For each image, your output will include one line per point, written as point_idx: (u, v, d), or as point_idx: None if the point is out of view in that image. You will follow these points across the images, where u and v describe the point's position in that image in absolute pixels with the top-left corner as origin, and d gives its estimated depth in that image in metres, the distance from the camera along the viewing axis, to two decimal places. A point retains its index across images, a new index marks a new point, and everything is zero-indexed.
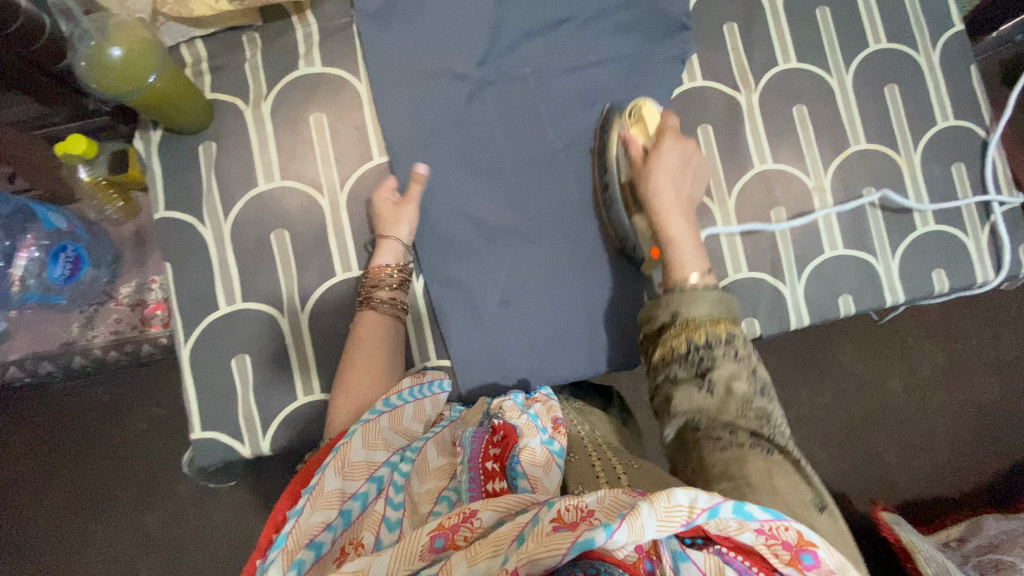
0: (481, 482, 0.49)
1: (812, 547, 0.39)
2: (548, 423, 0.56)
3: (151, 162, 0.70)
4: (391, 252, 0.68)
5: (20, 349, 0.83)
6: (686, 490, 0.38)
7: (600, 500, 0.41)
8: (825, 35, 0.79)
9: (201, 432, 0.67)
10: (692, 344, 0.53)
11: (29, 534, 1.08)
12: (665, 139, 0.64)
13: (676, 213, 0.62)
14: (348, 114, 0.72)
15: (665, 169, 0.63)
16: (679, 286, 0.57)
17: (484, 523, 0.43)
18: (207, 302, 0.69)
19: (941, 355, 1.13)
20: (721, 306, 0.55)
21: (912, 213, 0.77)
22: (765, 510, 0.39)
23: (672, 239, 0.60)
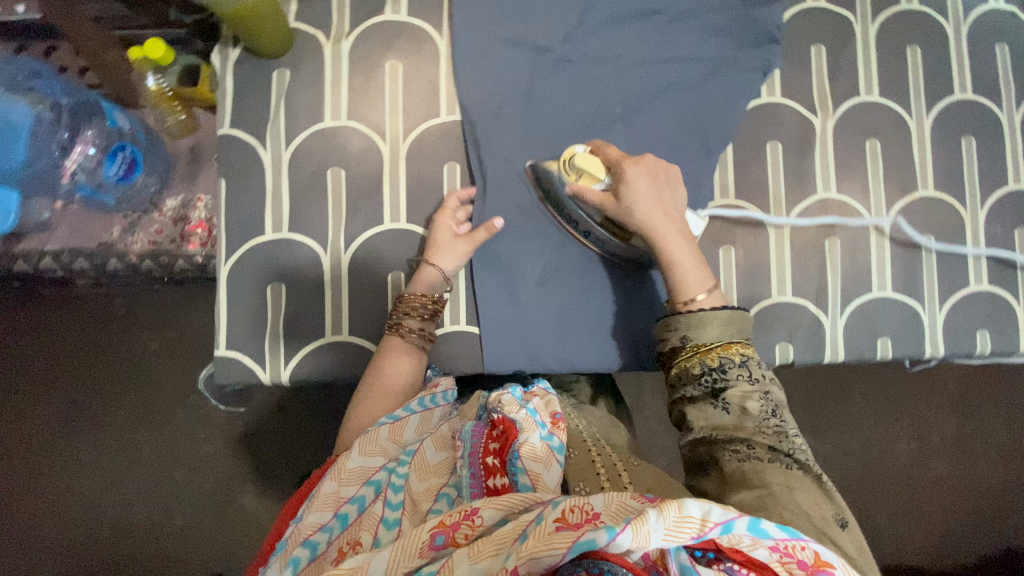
0: (482, 477, 0.49)
1: (829, 568, 0.37)
2: (548, 418, 0.53)
3: (224, 79, 0.70)
4: (428, 280, 0.67)
5: (58, 241, 0.84)
6: (698, 502, 0.38)
7: (607, 503, 0.40)
8: (911, 75, 0.78)
9: (224, 351, 0.68)
10: (704, 366, 0.53)
11: (31, 426, 1.10)
12: (629, 159, 0.62)
13: (668, 233, 0.60)
14: (424, 67, 0.72)
15: (637, 200, 0.60)
16: (685, 309, 0.57)
17: (484, 521, 0.43)
18: (253, 225, 0.69)
19: (958, 423, 1.11)
20: (732, 327, 0.55)
21: (966, 270, 0.76)
22: (781, 528, 0.38)
23: (672, 260, 0.59)
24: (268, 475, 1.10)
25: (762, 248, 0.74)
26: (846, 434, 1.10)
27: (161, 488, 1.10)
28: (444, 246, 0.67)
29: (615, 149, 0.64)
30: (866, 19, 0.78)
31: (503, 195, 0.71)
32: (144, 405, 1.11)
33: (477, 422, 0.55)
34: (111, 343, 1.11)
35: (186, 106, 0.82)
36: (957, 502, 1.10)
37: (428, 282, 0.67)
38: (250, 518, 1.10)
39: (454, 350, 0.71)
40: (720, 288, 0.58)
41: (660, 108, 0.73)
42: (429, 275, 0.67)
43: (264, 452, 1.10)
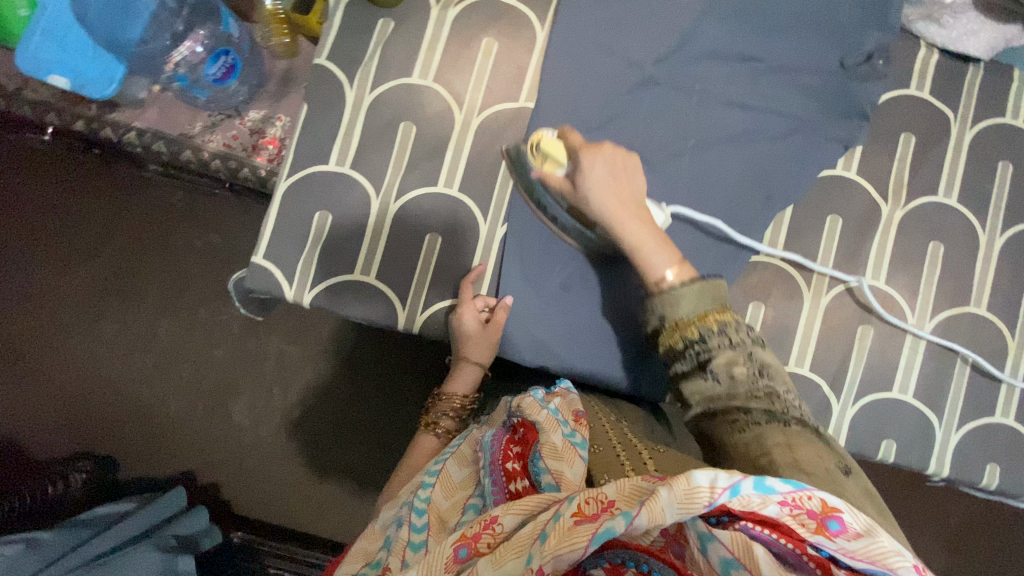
0: (504, 482, 0.54)
1: (838, 512, 0.41)
2: (569, 417, 0.61)
3: (333, 14, 0.74)
4: (466, 378, 0.73)
5: (147, 121, 0.90)
6: (706, 472, 0.42)
7: (620, 489, 0.44)
8: (996, 190, 0.76)
9: (260, 259, 0.72)
10: (685, 340, 0.56)
11: (74, 282, 1.18)
12: (590, 150, 0.63)
13: (631, 219, 0.62)
14: (518, 52, 0.75)
15: (597, 188, 0.62)
16: (657, 288, 0.59)
17: (506, 526, 0.46)
18: (319, 153, 0.73)
19: (953, 558, 1.06)
20: (707, 297, 0.57)
21: (996, 398, 0.73)
22: (787, 483, 0.42)
23: (636, 246, 0.61)
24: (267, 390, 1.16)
25: (792, 315, 0.73)
26: None
27: (169, 373, 1.17)
28: (483, 350, 0.71)
29: (577, 135, 0.66)
30: (965, 122, 0.76)
31: None
32: (175, 294, 1.18)
33: (497, 432, 0.61)
34: (163, 230, 1.18)
35: (292, 30, 0.87)
36: None
37: (467, 381, 0.73)
38: (237, 425, 1.16)
39: None
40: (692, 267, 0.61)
41: (732, 152, 0.73)
42: (470, 372, 0.73)
43: (268, 368, 1.16)
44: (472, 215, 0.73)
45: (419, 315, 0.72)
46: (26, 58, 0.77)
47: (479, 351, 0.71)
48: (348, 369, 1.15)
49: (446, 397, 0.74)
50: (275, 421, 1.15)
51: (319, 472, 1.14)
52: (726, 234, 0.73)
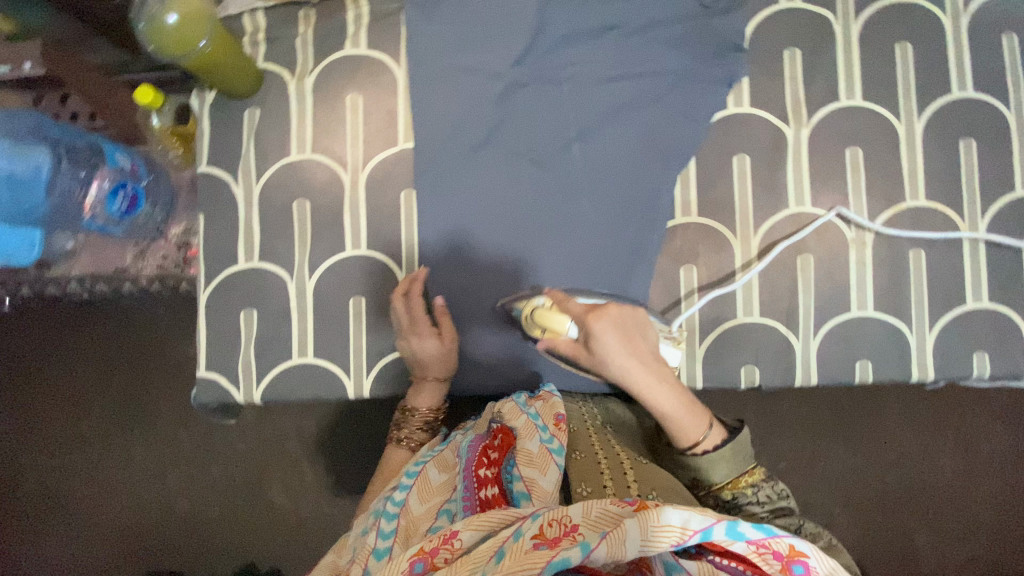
0: (475, 489, 0.51)
1: (804, 557, 0.40)
2: (549, 422, 0.57)
3: (202, 120, 0.76)
4: (430, 394, 0.70)
5: (82, 267, 0.94)
6: (678, 511, 0.40)
7: (586, 512, 0.41)
8: (901, 74, 0.72)
9: (205, 371, 0.74)
10: (714, 499, 0.56)
11: (86, 426, 1.23)
12: (595, 313, 0.54)
13: (657, 383, 0.54)
14: (384, 98, 0.75)
15: (616, 359, 0.53)
16: (689, 451, 0.56)
17: (464, 542, 0.43)
18: (229, 256, 0.75)
19: (1004, 442, 1.01)
20: (739, 465, 0.55)
21: (963, 285, 0.70)
22: (757, 528, 0.40)
23: (660, 412, 0.55)
24: (283, 473, 1.19)
25: (726, 266, 0.71)
26: (873, 451, 1.02)
27: (194, 484, 1.21)
28: (439, 364, 0.69)
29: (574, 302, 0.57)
30: (847, 17, 0.72)
31: (458, 221, 0.73)
32: (172, 411, 1.22)
33: (475, 438, 0.59)
34: (142, 354, 1.22)
35: (184, 142, 0.89)
36: (986, 529, 1.01)
37: (429, 393, 0.70)
38: (264, 517, 1.19)
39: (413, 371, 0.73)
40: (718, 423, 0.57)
41: (618, 127, 0.72)
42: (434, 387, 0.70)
43: (278, 453, 1.19)
44: (387, 267, 0.74)
45: (366, 380, 0.73)
46: None
47: (439, 368, 0.70)
48: (351, 433, 1.17)
49: (409, 412, 0.70)
50: (298, 502, 1.18)
51: None
52: (635, 209, 0.71)
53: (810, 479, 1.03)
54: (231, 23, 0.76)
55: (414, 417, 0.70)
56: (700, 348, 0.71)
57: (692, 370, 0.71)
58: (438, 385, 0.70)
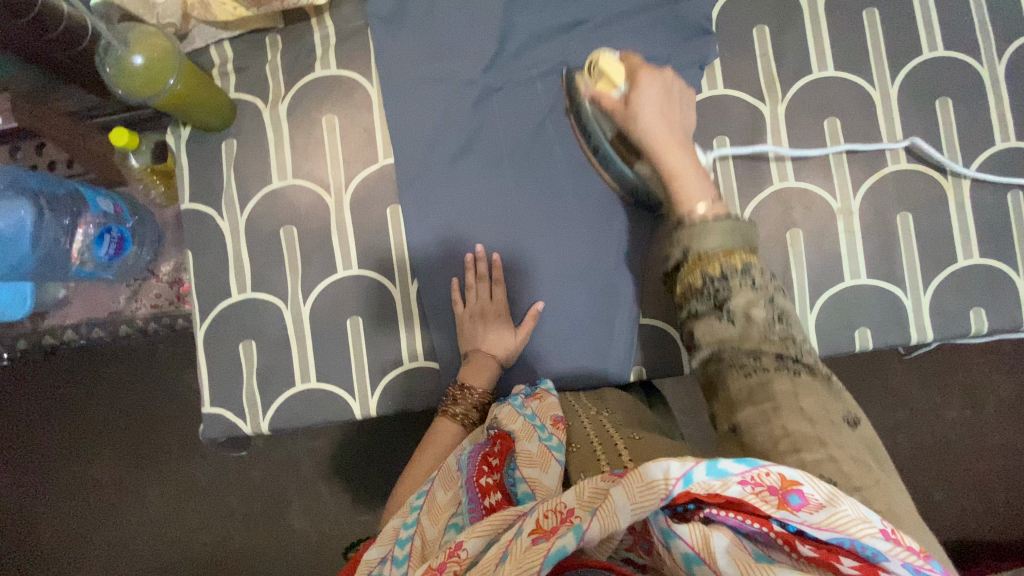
0: (477, 496, 0.49)
1: (798, 485, 0.37)
2: (546, 421, 0.59)
3: (179, 156, 0.76)
4: (483, 371, 0.68)
5: (75, 315, 0.94)
6: (656, 463, 0.39)
7: (579, 495, 0.41)
8: (871, 40, 0.72)
9: (210, 407, 0.74)
10: (706, 277, 0.53)
11: (99, 470, 1.22)
12: (642, 76, 0.63)
13: (675, 145, 0.62)
14: (359, 116, 0.74)
15: (648, 107, 0.62)
16: (688, 218, 0.58)
17: (470, 551, 0.43)
18: (222, 289, 0.75)
19: (1010, 391, 1.02)
20: (735, 237, 0.55)
21: (954, 244, 0.70)
22: (740, 462, 0.38)
23: (673, 171, 0.61)
24: (300, 498, 1.19)
25: None
26: (884, 414, 1.03)
27: (213, 518, 1.20)
28: (508, 345, 0.69)
29: (635, 58, 0.65)
30: None
31: (446, 231, 0.73)
32: (183, 448, 1.21)
33: (473, 445, 0.57)
34: (147, 394, 1.21)
35: (165, 179, 0.90)
36: (1005, 479, 1.01)
37: (487, 371, 0.68)
38: (286, 543, 1.19)
39: (416, 385, 0.73)
40: (727, 207, 0.58)
41: None
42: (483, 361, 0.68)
43: (294, 478, 1.19)
44: (381, 284, 0.74)
45: (371, 399, 0.73)
46: None
47: (505, 349, 0.69)
48: (364, 450, 1.17)
49: (466, 389, 0.67)
50: (318, 526, 1.18)
51: None
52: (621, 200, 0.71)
53: None
54: (199, 57, 0.75)
55: (472, 396, 0.67)
56: None
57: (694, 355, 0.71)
58: (498, 366, 0.69)
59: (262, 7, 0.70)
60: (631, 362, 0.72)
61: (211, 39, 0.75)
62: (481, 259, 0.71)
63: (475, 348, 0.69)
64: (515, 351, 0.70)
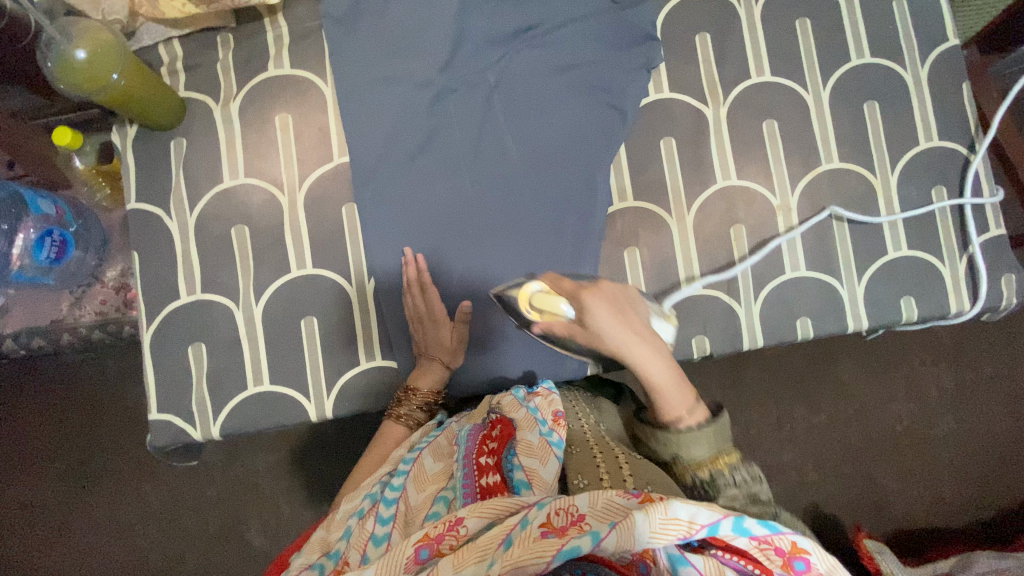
0: (475, 477, 0.51)
1: (805, 554, 0.40)
2: (548, 416, 0.56)
3: (125, 156, 0.74)
4: (431, 374, 0.69)
5: (14, 323, 0.90)
6: (687, 506, 0.39)
7: (593, 502, 0.41)
8: (804, 47, 0.77)
9: (156, 414, 0.71)
10: (693, 482, 0.54)
11: (39, 492, 1.16)
12: (592, 289, 0.51)
13: (649, 349, 0.52)
14: (313, 115, 0.74)
15: (608, 332, 0.50)
16: (671, 426, 0.54)
17: (469, 529, 0.43)
18: (170, 291, 0.73)
19: (946, 381, 1.08)
20: (718, 441, 0.54)
21: (884, 236, 0.75)
22: (763, 525, 0.40)
23: (659, 386, 0.53)
24: (258, 512, 1.15)
25: (667, 245, 0.74)
26: (832, 407, 1.07)
27: (163, 538, 1.15)
28: (451, 347, 0.70)
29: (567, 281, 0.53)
30: None
31: (402, 229, 0.73)
32: (131, 464, 1.16)
33: (473, 429, 0.59)
34: (93, 409, 1.16)
35: (111, 181, 0.88)
36: (945, 465, 1.07)
37: (434, 375, 0.69)
38: (242, 561, 1.14)
39: (374, 385, 0.72)
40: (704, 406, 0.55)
41: (548, 122, 0.74)
42: (432, 367, 0.70)
43: (251, 491, 1.15)
44: (336, 283, 0.73)
45: (327, 400, 0.72)
46: None
47: (451, 351, 0.70)
48: (326, 460, 1.14)
49: (411, 391, 0.68)
50: (278, 541, 1.14)
51: None
52: (574, 197, 0.73)
53: (777, 440, 1.07)
54: (146, 54, 0.74)
55: (417, 397, 0.68)
56: None
57: None
58: (445, 369, 0.70)
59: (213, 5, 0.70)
60: (587, 357, 0.73)
61: (159, 37, 0.74)
62: (420, 264, 0.70)
63: (425, 353, 0.70)
64: (461, 353, 0.71)
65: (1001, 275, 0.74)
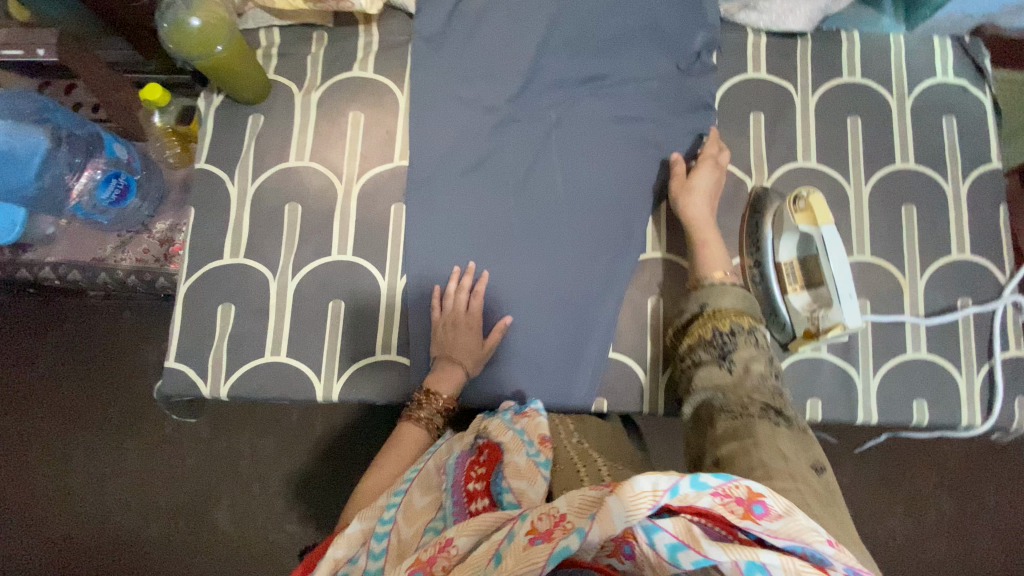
0: (465, 503, 0.53)
1: (762, 497, 0.40)
2: (534, 438, 0.59)
3: (206, 120, 0.80)
4: (450, 380, 0.70)
5: (58, 254, 0.94)
6: (648, 474, 0.40)
7: (570, 502, 0.42)
8: (852, 144, 0.80)
9: (172, 363, 0.74)
10: (716, 330, 0.62)
11: (31, 424, 1.17)
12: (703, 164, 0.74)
13: (708, 227, 0.72)
14: (383, 117, 0.80)
15: (699, 191, 0.73)
16: (709, 282, 0.68)
17: (460, 549, 0.44)
18: (215, 250, 0.76)
19: (949, 501, 1.05)
20: (746, 303, 0.64)
21: (905, 335, 0.75)
22: (716, 475, 0.40)
23: (706, 246, 0.71)
24: (236, 488, 1.14)
25: None
26: None
27: (136, 495, 1.15)
28: (475, 355, 0.72)
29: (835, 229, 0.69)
30: (806, 90, 0.82)
31: (442, 236, 0.76)
32: (125, 415, 1.17)
33: (461, 454, 0.60)
34: (105, 353, 1.18)
35: (183, 141, 0.93)
36: None
37: (453, 380, 0.70)
38: (206, 537, 1.13)
39: (383, 377, 0.74)
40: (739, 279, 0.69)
41: (598, 164, 0.78)
42: (450, 371, 0.70)
43: (233, 467, 1.15)
44: (370, 275, 0.76)
45: (336, 383, 0.73)
46: None
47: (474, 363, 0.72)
48: (313, 451, 1.14)
49: (430, 396, 0.69)
50: (246, 523, 1.13)
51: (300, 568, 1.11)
52: (612, 237, 0.76)
53: None
54: (248, 36, 0.81)
55: (438, 402, 0.69)
56: (663, 376, 0.74)
57: (654, 399, 0.74)
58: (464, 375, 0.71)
59: (318, 4, 0.77)
60: (594, 394, 0.74)
61: (262, 23, 0.81)
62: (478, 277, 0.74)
63: (444, 358, 0.71)
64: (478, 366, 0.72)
65: (1017, 397, 0.74)
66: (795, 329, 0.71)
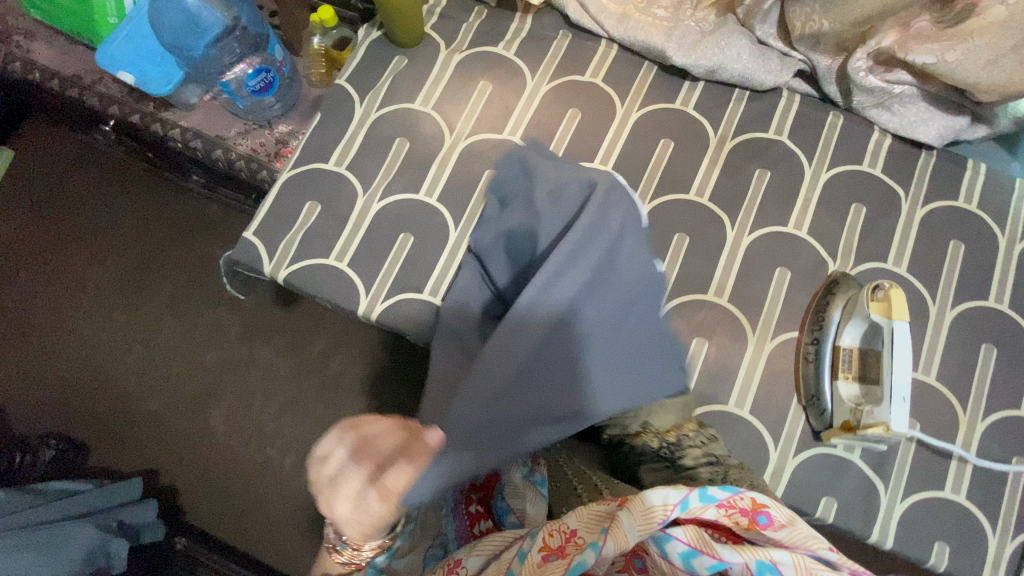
0: (468, 525, 0.65)
1: (765, 507, 0.43)
2: (527, 459, 0.67)
3: (359, 47, 0.89)
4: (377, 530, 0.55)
5: (191, 121, 1.05)
6: (656, 489, 0.43)
7: (579, 518, 0.46)
8: (947, 266, 0.78)
9: (249, 235, 0.80)
10: (660, 441, 0.66)
11: (100, 265, 1.28)
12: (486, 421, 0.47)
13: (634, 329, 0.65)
14: (509, 94, 0.86)
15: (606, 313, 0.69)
16: None
17: (469, 568, 0.52)
18: (323, 155, 0.83)
19: None
20: (681, 411, 0.69)
21: (946, 471, 0.71)
22: (722, 488, 0.43)
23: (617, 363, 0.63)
24: (244, 387, 1.19)
25: (735, 355, 0.75)
26: None
27: (157, 359, 1.22)
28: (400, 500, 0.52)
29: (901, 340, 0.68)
30: (916, 201, 0.81)
31: None
32: (179, 286, 1.26)
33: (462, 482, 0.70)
34: (186, 225, 1.29)
35: (329, 64, 1.04)
36: None
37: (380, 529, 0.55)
38: (200, 421, 1.18)
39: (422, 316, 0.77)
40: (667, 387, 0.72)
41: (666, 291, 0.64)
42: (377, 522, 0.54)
43: (250, 367, 1.20)
44: (445, 223, 0.80)
45: (379, 305, 0.77)
46: (108, 55, 0.95)
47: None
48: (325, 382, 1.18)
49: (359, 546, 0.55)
50: (239, 423, 1.17)
51: (263, 493, 1.14)
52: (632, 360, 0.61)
53: None
54: None
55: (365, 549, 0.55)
56: None
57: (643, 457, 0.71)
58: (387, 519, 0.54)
59: None
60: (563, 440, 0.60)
61: None
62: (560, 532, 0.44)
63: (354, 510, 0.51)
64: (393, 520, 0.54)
65: None
66: (834, 418, 0.70)
